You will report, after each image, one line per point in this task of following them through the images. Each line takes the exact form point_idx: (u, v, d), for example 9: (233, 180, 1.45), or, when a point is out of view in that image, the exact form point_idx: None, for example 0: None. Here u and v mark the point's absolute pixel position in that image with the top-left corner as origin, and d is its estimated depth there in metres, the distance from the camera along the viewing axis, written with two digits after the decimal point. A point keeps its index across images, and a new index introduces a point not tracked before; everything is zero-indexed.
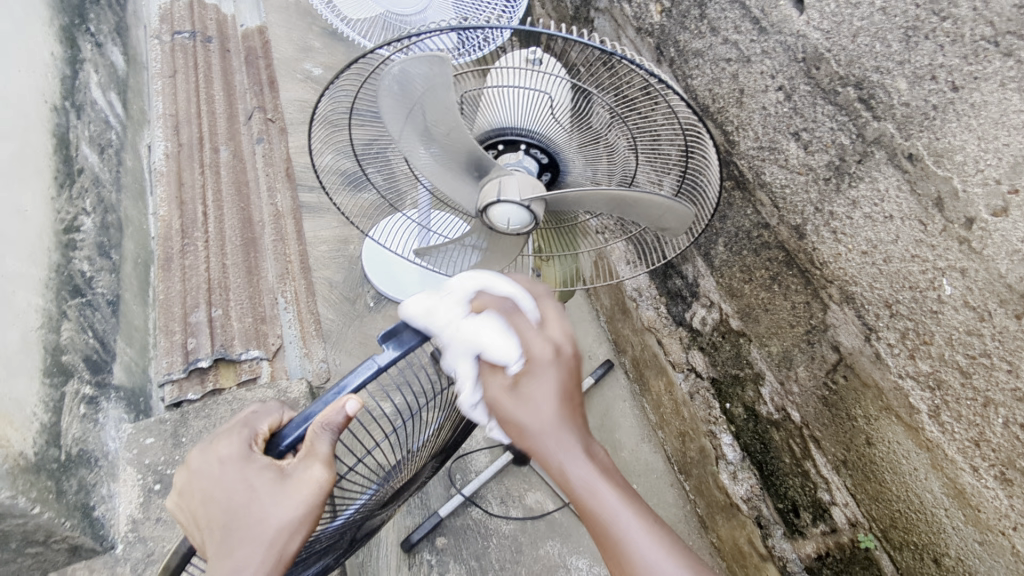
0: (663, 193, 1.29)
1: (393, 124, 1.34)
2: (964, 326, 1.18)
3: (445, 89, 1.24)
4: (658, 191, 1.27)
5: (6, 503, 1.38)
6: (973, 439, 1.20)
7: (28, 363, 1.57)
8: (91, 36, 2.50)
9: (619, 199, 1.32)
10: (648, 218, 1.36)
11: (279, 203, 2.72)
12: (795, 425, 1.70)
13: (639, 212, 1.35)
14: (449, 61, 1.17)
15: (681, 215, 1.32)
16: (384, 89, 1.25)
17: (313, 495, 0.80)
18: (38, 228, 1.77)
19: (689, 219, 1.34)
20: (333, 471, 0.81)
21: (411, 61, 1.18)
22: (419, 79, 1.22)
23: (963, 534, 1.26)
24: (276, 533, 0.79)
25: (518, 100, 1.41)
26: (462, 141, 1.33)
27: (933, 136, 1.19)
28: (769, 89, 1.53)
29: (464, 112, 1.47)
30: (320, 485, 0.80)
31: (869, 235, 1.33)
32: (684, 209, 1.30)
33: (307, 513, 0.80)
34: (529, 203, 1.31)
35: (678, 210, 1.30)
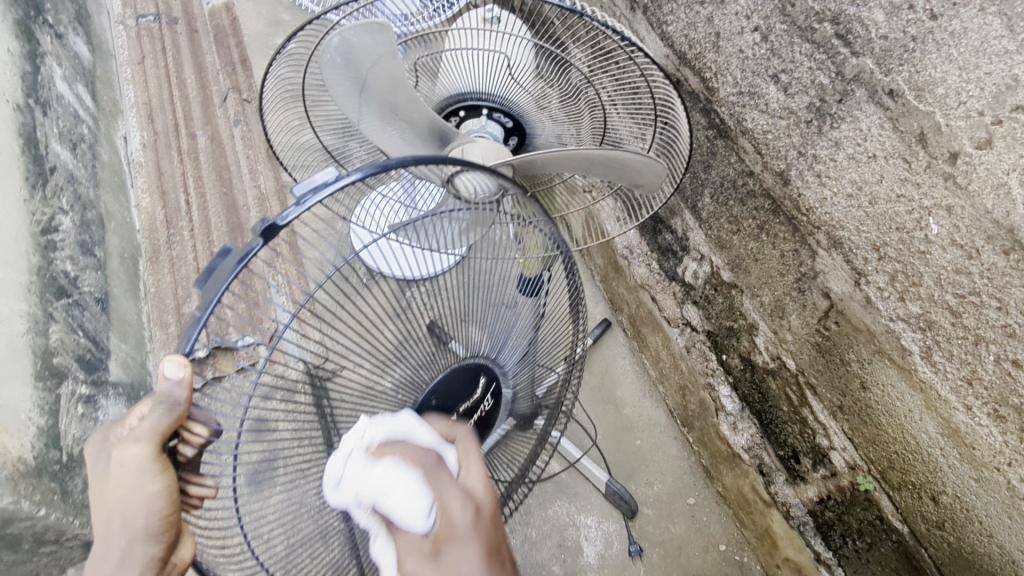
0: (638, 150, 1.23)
1: (347, 102, 1.31)
2: (952, 265, 1.15)
3: (392, 59, 1.19)
4: (623, 146, 1.21)
5: (10, 508, 1.40)
6: (965, 378, 1.19)
7: (18, 369, 1.57)
8: (49, 28, 2.42)
9: (593, 161, 1.27)
10: (620, 173, 1.31)
11: (262, 185, 2.68)
12: (791, 373, 1.69)
13: (610, 168, 1.30)
14: (390, 29, 1.12)
15: (656, 168, 1.27)
16: (329, 64, 1.21)
17: (137, 471, 0.80)
18: (14, 232, 1.74)
19: (661, 172, 1.29)
20: (153, 446, 0.81)
21: (352, 30, 1.13)
22: (362, 50, 1.17)
23: (959, 472, 1.26)
24: (120, 516, 0.82)
25: (478, 63, 1.37)
26: (421, 113, 1.29)
27: (913, 70, 1.13)
28: (744, 31, 1.47)
29: (420, 83, 1.48)
30: (140, 461, 0.80)
31: (854, 177, 1.29)
32: (652, 162, 1.24)
33: (144, 487, 0.81)
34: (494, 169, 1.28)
35: (648, 163, 1.25)
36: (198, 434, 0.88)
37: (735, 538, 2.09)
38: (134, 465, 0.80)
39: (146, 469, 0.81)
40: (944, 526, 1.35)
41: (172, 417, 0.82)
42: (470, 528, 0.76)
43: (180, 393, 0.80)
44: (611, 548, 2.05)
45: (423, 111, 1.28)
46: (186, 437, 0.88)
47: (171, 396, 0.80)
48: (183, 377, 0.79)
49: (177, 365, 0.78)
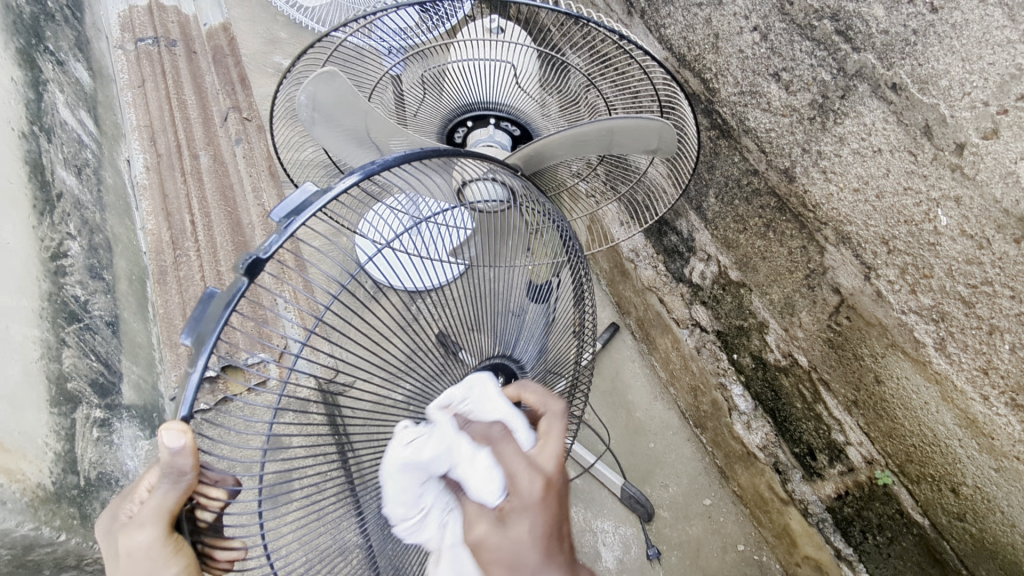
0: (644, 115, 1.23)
1: (348, 151, 1.42)
2: (963, 256, 1.15)
3: (356, 98, 1.29)
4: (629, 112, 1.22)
5: (31, 534, 1.40)
6: (981, 368, 1.19)
7: (33, 396, 1.57)
8: (50, 55, 2.44)
9: (603, 134, 1.27)
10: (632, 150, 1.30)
11: (266, 202, 2.69)
12: (803, 369, 1.69)
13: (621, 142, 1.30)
14: (338, 77, 1.23)
15: (669, 143, 1.27)
16: (307, 123, 1.34)
17: (149, 555, 0.79)
18: (23, 259, 1.75)
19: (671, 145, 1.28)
20: (159, 529, 0.80)
21: (310, 88, 1.25)
22: (328, 101, 1.28)
23: (978, 463, 1.26)
24: None
25: (484, 73, 1.37)
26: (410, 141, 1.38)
27: (915, 62, 1.14)
28: (743, 31, 1.48)
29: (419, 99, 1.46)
30: (150, 545, 0.79)
31: (859, 171, 1.29)
32: (660, 128, 1.24)
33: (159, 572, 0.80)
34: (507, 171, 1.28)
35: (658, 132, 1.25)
36: (214, 499, 0.88)
37: (753, 538, 2.08)
38: (145, 549, 0.79)
39: (157, 551, 0.80)
40: (965, 517, 1.35)
41: (176, 490, 0.80)
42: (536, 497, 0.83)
43: (187, 455, 0.77)
44: (629, 553, 2.05)
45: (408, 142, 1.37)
46: (204, 504, 0.88)
47: (171, 475, 0.79)
48: (186, 441, 0.77)
49: (182, 429, 0.76)
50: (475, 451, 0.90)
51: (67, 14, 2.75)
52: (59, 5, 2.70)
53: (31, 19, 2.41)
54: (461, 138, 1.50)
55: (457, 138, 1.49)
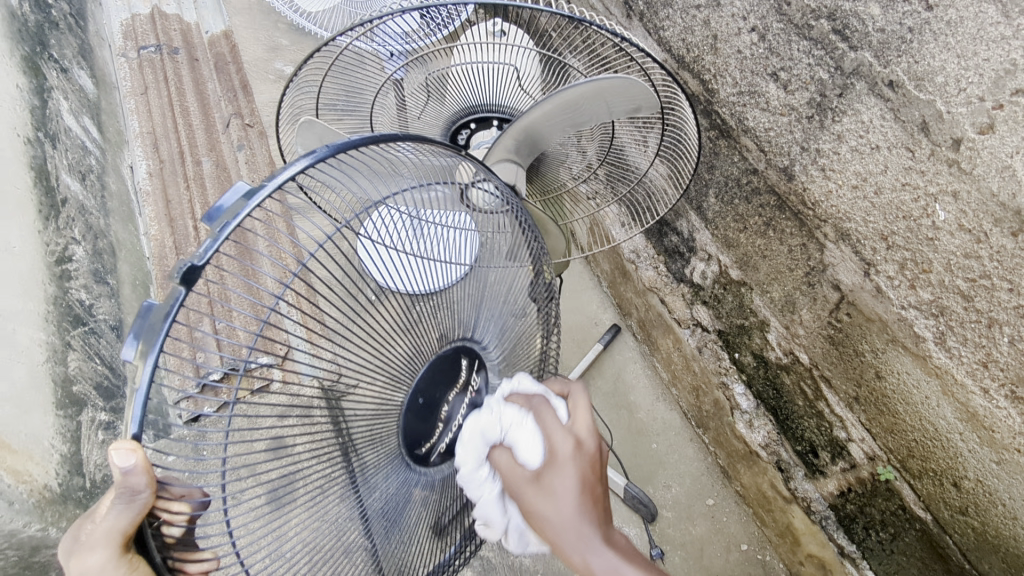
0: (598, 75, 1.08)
1: None
2: (961, 250, 1.16)
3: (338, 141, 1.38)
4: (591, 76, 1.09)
5: (38, 536, 1.40)
6: (980, 361, 1.20)
7: (39, 398, 1.57)
8: (54, 63, 2.47)
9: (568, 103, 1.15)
10: (616, 113, 1.17)
11: (268, 207, 2.71)
12: (804, 367, 1.70)
13: (600, 104, 1.16)
14: (315, 121, 1.32)
15: (649, 97, 1.10)
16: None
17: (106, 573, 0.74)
18: (30, 263, 1.76)
19: (656, 102, 1.14)
20: (115, 551, 0.72)
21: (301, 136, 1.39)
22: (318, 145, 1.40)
23: (980, 456, 1.27)
24: None
25: (488, 75, 1.37)
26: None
27: (911, 60, 1.16)
28: (741, 32, 1.50)
29: (419, 105, 1.46)
30: (105, 563, 0.73)
31: (858, 168, 1.31)
32: (632, 87, 1.09)
33: None
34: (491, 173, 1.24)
35: (633, 92, 1.11)
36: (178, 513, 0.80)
37: (757, 538, 2.08)
38: (100, 567, 0.73)
39: (115, 569, 0.74)
40: (967, 511, 1.35)
41: (131, 512, 0.72)
42: (570, 455, 0.86)
43: (140, 476, 0.69)
44: None
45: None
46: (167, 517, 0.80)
47: (126, 495, 0.70)
48: (138, 460, 0.68)
49: (132, 449, 0.67)
50: (518, 420, 0.91)
51: (70, 22, 2.78)
52: (62, 14, 2.73)
53: (35, 27, 2.44)
54: (464, 140, 1.50)
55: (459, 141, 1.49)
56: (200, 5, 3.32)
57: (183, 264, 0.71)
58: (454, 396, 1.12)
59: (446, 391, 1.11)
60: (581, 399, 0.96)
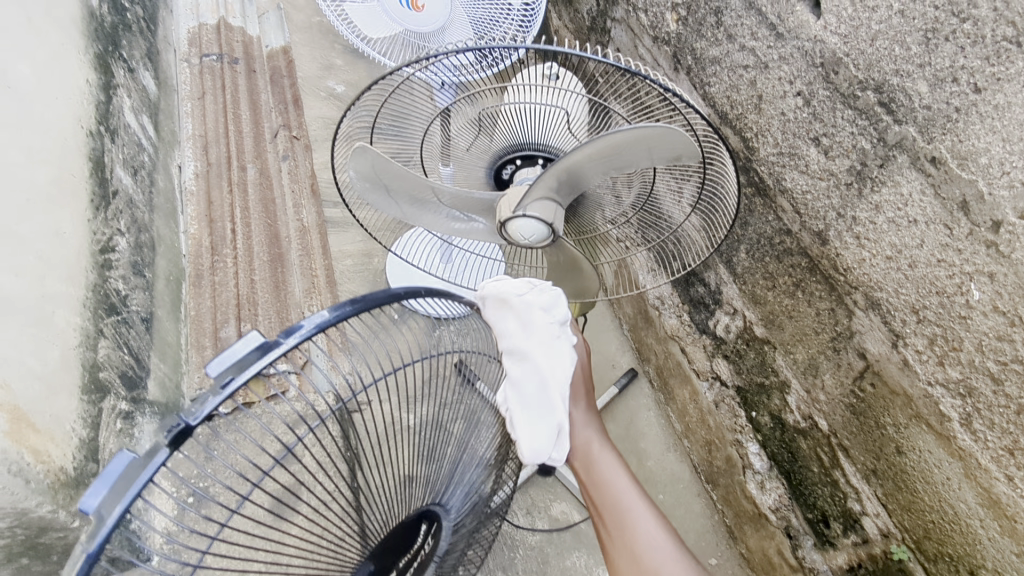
0: (640, 126, 0.99)
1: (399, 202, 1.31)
2: (994, 332, 1.15)
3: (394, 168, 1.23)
4: (627, 124, 1.00)
5: (47, 517, 1.40)
6: (1007, 448, 1.17)
7: (67, 381, 1.60)
8: (123, 62, 2.59)
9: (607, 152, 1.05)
10: (656, 161, 1.07)
11: (305, 219, 2.78)
12: (823, 434, 1.68)
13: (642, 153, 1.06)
14: (371, 149, 1.18)
15: (692, 149, 1.03)
16: (363, 194, 1.31)
17: None
18: (76, 249, 1.82)
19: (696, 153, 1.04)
20: None
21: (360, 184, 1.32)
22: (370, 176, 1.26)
23: (1000, 546, 1.23)
24: None
25: (538, 115, 1.39)
26: (472, 197, 1.29)
27: (956, 139, 1.15)
28: (787, 95, 1.52)
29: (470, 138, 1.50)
30: None
31: (893, 240, 1.31)
32: (665, 136, 1.00)
33: None
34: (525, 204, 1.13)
35: (671, 142, 1.01)
36: None
37: None
38: None
39: None
40: None
41: None
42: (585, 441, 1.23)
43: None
44: None
45: (466, 195, 1.29)
46: None
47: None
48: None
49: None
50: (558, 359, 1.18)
51: (142, 26, 2.92)
52: (136, 18, 2.87)
53: (109, 28, 2.57)
54: (508, 175, 1.52)
55: (503, 176, 1.52)
56: (264, 21, 3.49)
57: (174, 425, 0.74)
58: (405, 560, 1.12)
59: (396, 557, 1.10)
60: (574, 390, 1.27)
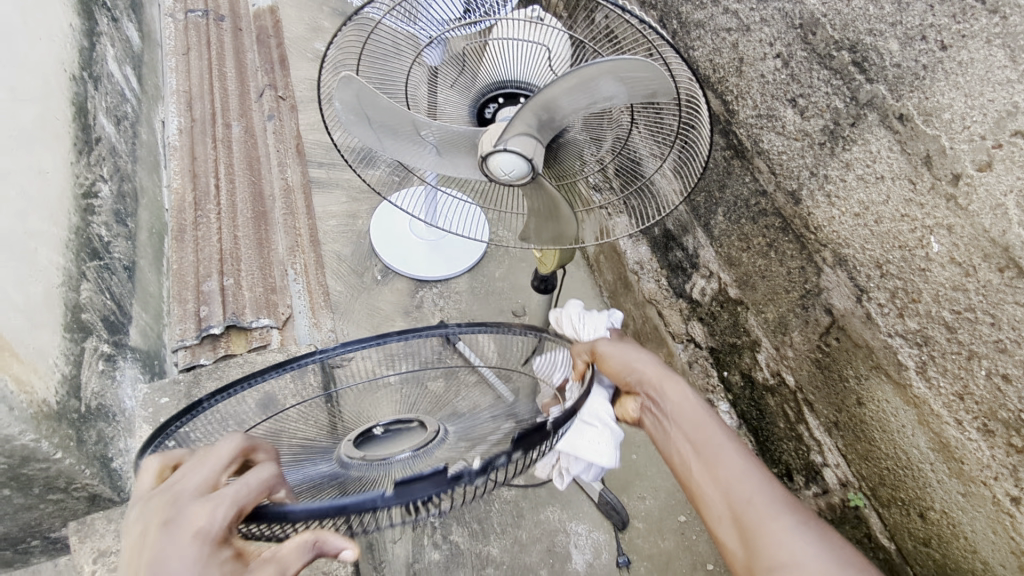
0: (617, 60, 1.00)
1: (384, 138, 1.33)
2: (950, 282, 1.20)
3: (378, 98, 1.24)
4: (603, 58, 1.01)
5: (30, 446, 1.42)
6: (958, 393, 1.24)
7: (51, 317, 1.60)
8: (107, 11, 2.56)
9: (587, 88, 1.07)
10: (633, 100, 1.08)
11: (289, 177, 2.82)
12: (790, 389, 1.74)
13: (619, 91, 1.07)
14: (354, 78, 1.20)
15: (667, 86, 1.04)
16: (352, 130, 1.32)
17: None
18: (60, 190, 1.82)
19: (651, 62, 1.00)
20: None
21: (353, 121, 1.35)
22: (357, 110, 1.27)
23: (947, 487, 1.31)
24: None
25: (518, 49, 1.38)
26: (443, 128, 1.29)
27: (922, 96, 1.20)
28: (767, 57, 1.56)
29: (458, 78, 1.48)
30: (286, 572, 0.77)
31: (862, 197, 1.36)
32: (590, 65, 1.01)
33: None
34: (506, 141, 1.15)
35: (648, 76, 1.02)
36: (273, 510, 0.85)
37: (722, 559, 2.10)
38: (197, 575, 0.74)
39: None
40: (930, 542, 1.39)
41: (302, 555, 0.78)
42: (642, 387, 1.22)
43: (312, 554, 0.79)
44: (600, 558, 2.09)
45: (443, 129, 1.28)
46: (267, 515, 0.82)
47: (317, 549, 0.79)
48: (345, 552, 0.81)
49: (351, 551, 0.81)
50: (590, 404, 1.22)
51: None
52: None
53: None
54: (491, 114, 1.47)
55: (485, 114, 1.48)
56: None
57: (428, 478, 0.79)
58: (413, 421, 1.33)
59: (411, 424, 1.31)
60: (658, 378, 1.19)
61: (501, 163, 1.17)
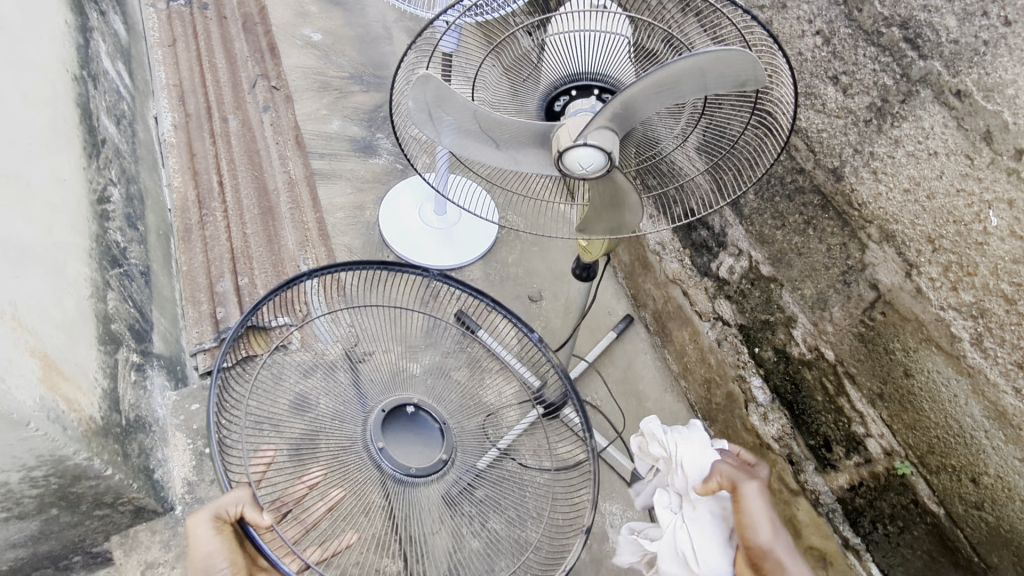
0: (715, 52, 1.01)
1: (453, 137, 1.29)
2: (1010, 255, 1.23)
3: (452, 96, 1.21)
4: (700, 51, 1.01)
5: (83, 464, 1.39)
6: (1016, 362, 1.27)
7: (85, 330, 1.55)
8: (94, 4, 2.45)
9: (674, 81, 1.07)
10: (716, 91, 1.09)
11: (292, 171, 2.69)
12: (829, 363, 1.77)
13: (704, 83, 1.08)
14: (433, 77, 1.17)
15: (757, 75, 1.05)
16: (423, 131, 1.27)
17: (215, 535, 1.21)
18: (77, 197, 1.75)
19: (747, 53, 1.02)
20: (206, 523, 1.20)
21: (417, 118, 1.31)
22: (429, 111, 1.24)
23: (1003, 453, 1.34)
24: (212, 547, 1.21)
25: (589, 40, 1.27)
26: (512, 123, 1.26)
27: (983, 72, 1.22)
28: (805, 34, 1.56)
29: (518, 77, 1.36)
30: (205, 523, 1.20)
31: (912, 173, 1.38)
32: (685, 62, 1.02)
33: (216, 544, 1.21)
34: (585, 136, 1.13)
35: (740, 66, 1.03)
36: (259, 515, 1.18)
37: None
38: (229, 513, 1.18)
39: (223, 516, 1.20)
40: (983, 506, 1.43)
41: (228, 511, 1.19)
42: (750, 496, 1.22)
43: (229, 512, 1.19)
44: None
45: (511, 123, 1.25)
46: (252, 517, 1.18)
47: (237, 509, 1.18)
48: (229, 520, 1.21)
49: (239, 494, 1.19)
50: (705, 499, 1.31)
51: None
52: None
53: None
54: (562, 107, 1.34)
55: (555, 108, 1.35)
56: None
57: None
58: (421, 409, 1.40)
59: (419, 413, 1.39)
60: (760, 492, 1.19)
61: (580, 160, 1.14)
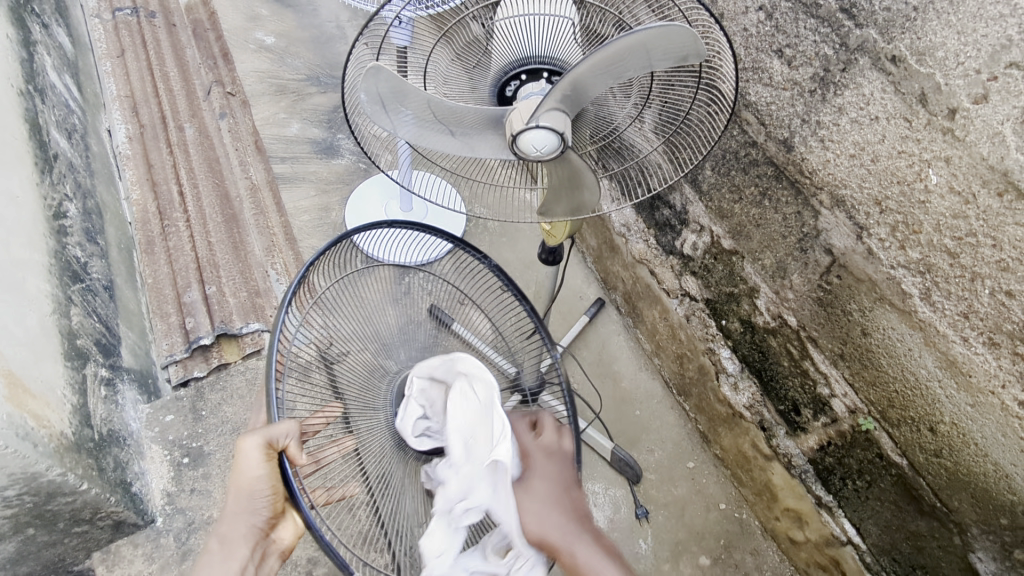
0: (655, 28, 1.04)
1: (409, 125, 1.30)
2: (950, 211, 1.29)
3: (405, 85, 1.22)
4: (640, 27, 1.04)
5: (58, 480, 1.38)
6: (962, 313, 1.34)
7: (50, 347, 1.53)
8: (36, 17, 2.39)
9: (617, 60, 1.09)
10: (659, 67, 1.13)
11: (253, 176, 2.69)
12: (792, 329, 1.83)
13: (647, 59, 1.11)
14: (383, 69, 1.18)
15: (697, 48, 1.09)
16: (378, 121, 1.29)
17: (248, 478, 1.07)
18: (32, 214, 1.72)
19: (684, 27, 1.04)
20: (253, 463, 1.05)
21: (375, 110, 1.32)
22: (383, 100, 1.24)
23: (956, 401, 1.41)
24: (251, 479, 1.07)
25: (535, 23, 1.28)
26: (464, 110, 1.27)
27: (914, 36, 1.26)
28: (749, 11, 1.61)
29: (468, 66, 1.38)
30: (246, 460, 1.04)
31: (857, 139, 1.43)
32: (627, 39, 1.05)
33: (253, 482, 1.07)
34: (536, 118, 1.15)
35: (679, 41, 1.07)
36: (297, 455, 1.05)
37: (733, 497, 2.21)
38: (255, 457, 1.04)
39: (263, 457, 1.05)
40: (941, 452, 1.49)
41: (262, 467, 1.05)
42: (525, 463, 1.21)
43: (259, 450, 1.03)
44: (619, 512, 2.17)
45: (464, 110, 1.27)
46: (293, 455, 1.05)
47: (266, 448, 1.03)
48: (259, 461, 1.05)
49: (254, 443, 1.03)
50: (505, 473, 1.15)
51: None
52: None
53: None
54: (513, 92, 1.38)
55: (507, 93, 1.38)
56: None
57: None
58: None
59: None
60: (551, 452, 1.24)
61: (534, 141, 1.17)
